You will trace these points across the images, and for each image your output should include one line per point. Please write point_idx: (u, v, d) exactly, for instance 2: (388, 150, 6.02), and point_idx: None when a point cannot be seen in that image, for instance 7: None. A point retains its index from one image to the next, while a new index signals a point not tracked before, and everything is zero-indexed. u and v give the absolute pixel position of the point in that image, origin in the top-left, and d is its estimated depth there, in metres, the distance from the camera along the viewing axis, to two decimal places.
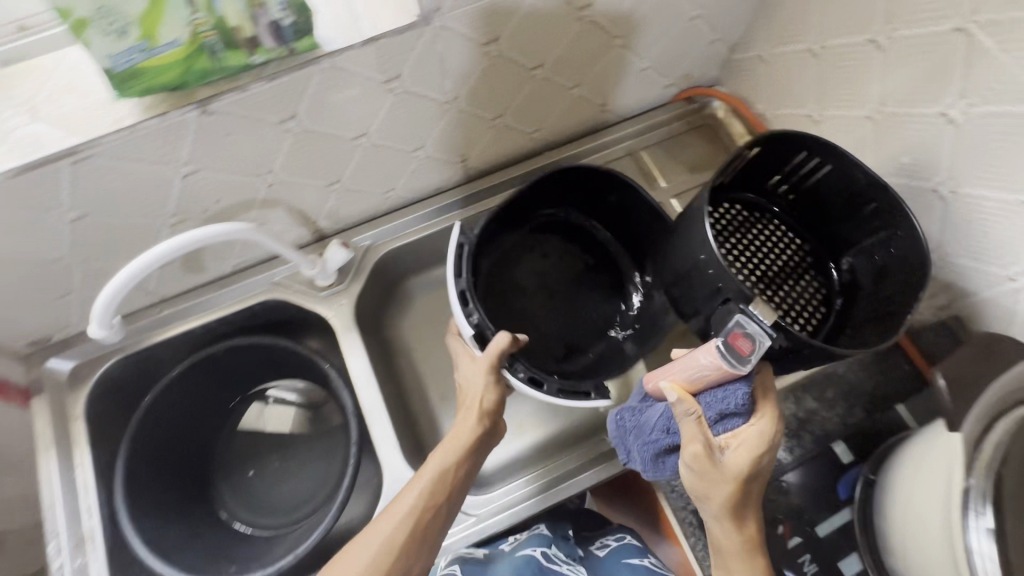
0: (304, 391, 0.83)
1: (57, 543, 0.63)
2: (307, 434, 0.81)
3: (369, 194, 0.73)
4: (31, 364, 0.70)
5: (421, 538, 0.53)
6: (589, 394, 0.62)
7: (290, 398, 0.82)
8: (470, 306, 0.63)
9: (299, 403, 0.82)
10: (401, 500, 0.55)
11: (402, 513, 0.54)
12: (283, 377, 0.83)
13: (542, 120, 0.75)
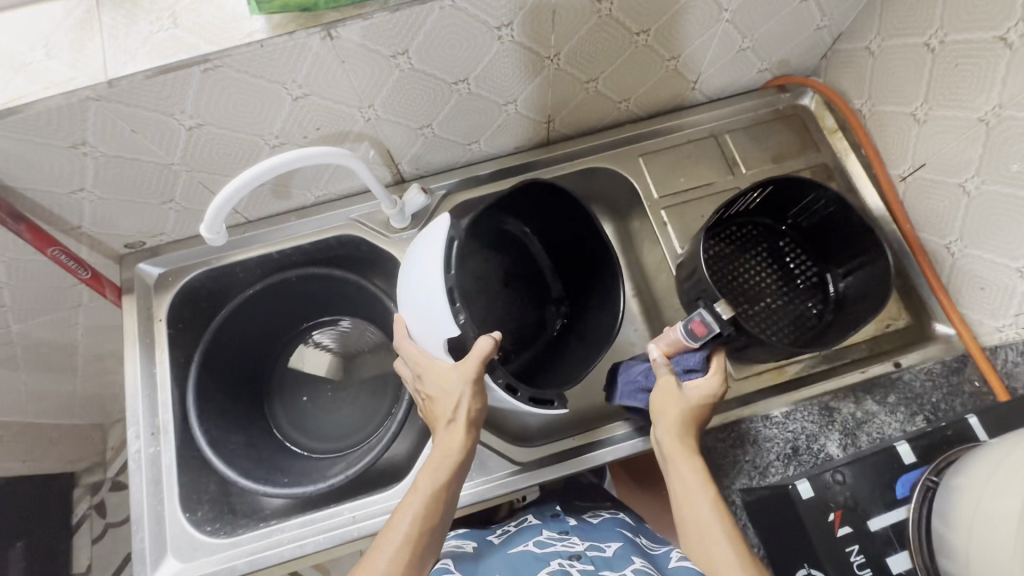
0: (347, 337, 0.87)
1: (136, 430, 0.68)
2: (342, 378, 0.85)
3: (453, 143, 0.74)
4: (124, 265, 0.74)
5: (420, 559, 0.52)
6: (552, 403, 0.61)
7: (328, 343, 0.87)
8: (458, 306, 0.56)
9: (335, 349, 0.87)
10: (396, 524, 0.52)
11: (400, 539, 0.51)
12: (332, 317, 0.87)
13: (633, 90, 0.75)
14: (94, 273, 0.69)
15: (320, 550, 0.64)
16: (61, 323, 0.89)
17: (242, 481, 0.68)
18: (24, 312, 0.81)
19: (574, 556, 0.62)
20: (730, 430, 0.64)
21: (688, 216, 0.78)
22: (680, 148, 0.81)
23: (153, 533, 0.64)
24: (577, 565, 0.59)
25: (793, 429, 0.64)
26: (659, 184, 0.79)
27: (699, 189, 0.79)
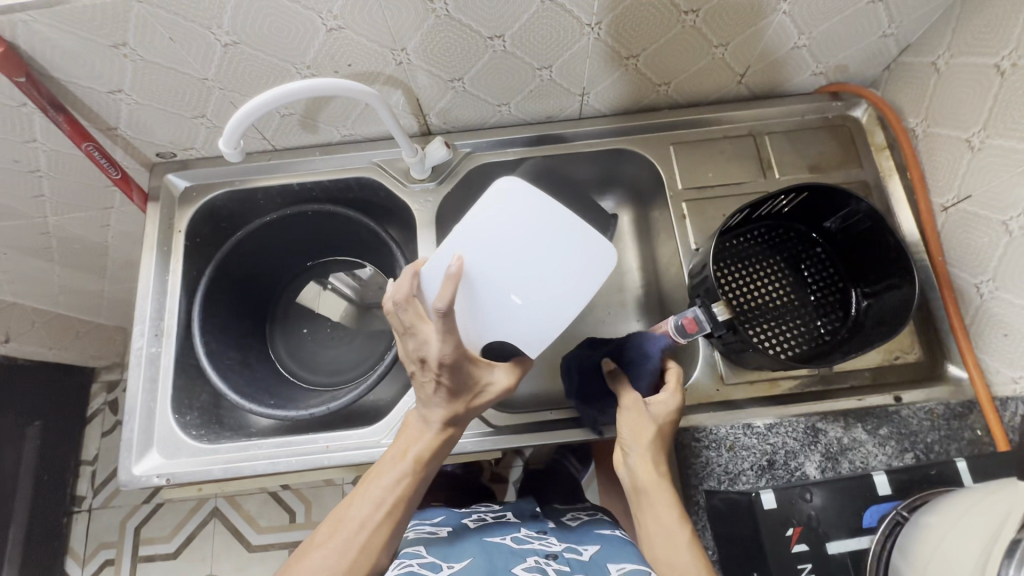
0: (364, 287, 0.89)
1: (141, 328, 0.72)
2: (349, 326, 0.87)
3: (483, 103, 0.73)
4: (154, 173, 0.77)
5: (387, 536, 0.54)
6: None
7: (345, 292, 0.89)
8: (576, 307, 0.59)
9: (351, 299, 0.89)
10: (365, 498, 0.55)
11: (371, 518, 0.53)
12: (353, 267, 0.89)
13: (675, 74, 0.72)
14: (124, 174, 0.72)
15: (290, 471, 0.66)
16: (93, 223, 0.93)
17: (230, 394, 0.71)
18: (61, 205, 0.86)
19: (549, 555, 0.65)
20: (708, 433, 0.63)
21: (709, 212, 0.75)
22: (715, 142, 0.78)
23: (141, 427, 0.68)
24: (553, 565, 0.62)
25: (773, 442, 0.63)
26: (686, 176, 0.77)
27: (727, 187, 0.76)
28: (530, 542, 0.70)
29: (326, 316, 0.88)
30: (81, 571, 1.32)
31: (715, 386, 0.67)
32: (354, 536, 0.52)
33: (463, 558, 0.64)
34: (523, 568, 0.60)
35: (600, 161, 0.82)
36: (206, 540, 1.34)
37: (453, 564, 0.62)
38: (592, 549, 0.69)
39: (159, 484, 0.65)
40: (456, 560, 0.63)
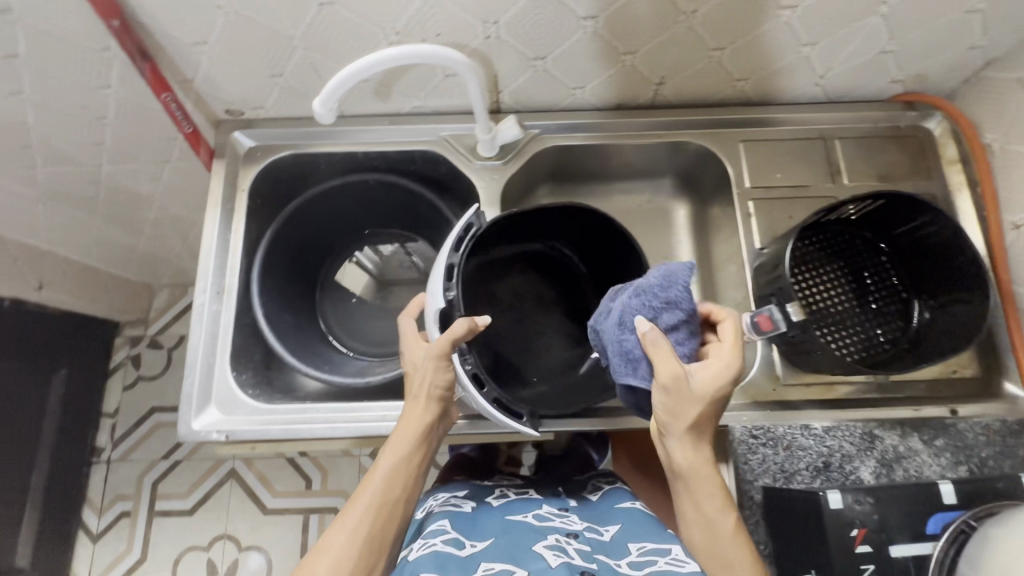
0: (385, 261, 0.89)
1: (203, 285, 0.72)
2: (370, 299, 0.88)
3: (559, 84, 0.73)
4: (219, 130, 0.76)
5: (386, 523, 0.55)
6: (520, 417, 0.63)
7: (365, 265, 0.88)
8: (451, 282, 0.65)
9: (372, 272, 0.88)
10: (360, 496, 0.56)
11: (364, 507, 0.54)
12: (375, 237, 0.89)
13: (756, 71, 0.71)
14: (196, 129, 0.72)
15: (349, 437, 0.67)
16: (145, 175, 0.92)
17: (288, 358, 0.73)
18: (119, 154, 0.85)
19: (570, 534, 0.61)
20: (767, 432, 0.65)
21: (776, 213, 0.75)
22: (786, 142, 0.77)
23: (201, 382, 0.68)
24: (573, 544, 0.58)
25: (830, 445, 0.64)
26: (754, 174, 0.76)
27: (795, 188, 0.76)
28: (552, 520, 0.64)
29: (348, 289, 0.87)
30: (97, 521, 1.33)
31: (772, 386, 0.67)
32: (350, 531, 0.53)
33: (485, 536, 0.60)
34: (542, 545, 0.56)
35: (665, 152, 0.81)
36: (222, 499, 1.34)
37: (475, 542, 0.58)
38: (613, 529, 0.65)
39: (219, 440, 0.65)
40: (478, 538, 0.59)
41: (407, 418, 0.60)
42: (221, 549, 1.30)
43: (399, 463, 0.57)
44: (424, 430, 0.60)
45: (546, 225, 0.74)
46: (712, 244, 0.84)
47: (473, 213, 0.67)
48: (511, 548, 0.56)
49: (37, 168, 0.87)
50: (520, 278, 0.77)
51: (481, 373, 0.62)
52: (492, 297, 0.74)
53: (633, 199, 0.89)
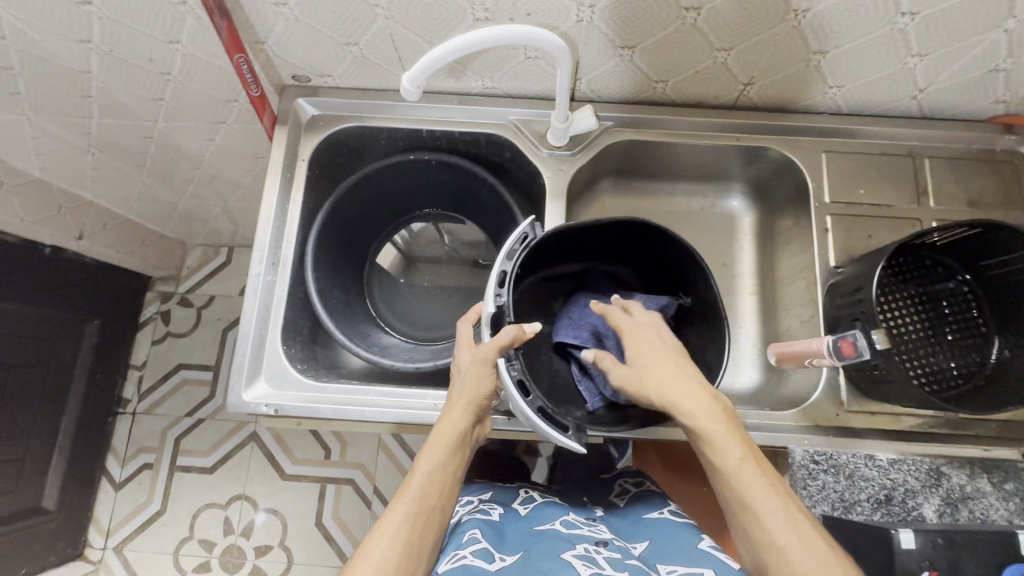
0: (414, 237, 0.89)
1: (259, 255, 0.70)
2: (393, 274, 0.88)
3: (641, 77, 0.69)
4: (284, 96, 0.74)
5: (424, 532, 0.54)
6: (566, 430, 0.60)
7: (396, 240, 0.89)
8: (502, 288, 0.62)
9: (399, 247, 0.89)
10: (397, 503, 0.54)
11: (401, 516, 0.53)
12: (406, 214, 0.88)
13: (853, 79, 0.67)
14: (263, 93, 0.69)
15: (398, 422, 0.66)
16: (197, 134, 0.90)
17: (338, 334, 0.70)
18: (175, 111, 0.83)
19: (600, 543, 0.58)
20: (830, 459, 0.65)
21: (855, 231, 0.71)
22: (870, 157, 0.73)
23: (252, 353, 0.68)
24: (603, 553, 0.56)
25: (894, 478, 0.65)
26: (834, 188, 0.73)
27: (877, 207, 0.72)
28: (579, 529, 0.62)
29: (378, 265, 0.88)
30: (120, 470, 1.32)
31: (834, 411, 0.65)
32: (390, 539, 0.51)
33: (515, 548, 0.58)
34: (572, 557, 0.54)
35: (740, 156, 0.78)
36: (242, 461, 1.31)
37: (505, 554, 0.56)
38: (642, 544, 0.62)
39: (267, 414, 0.65)
40: (508, 550, 0.57)
41: (443, 423, 0.58)
42: (239, 510, 1.28)
43: (435, 469, 0.56)
44: (461, 435, 0.58)
45: (603, 238, 0.70)
46: (779, 256, 0.81)
47: (527, 223, 0.64)
48: (541, 560, 0.54)
49: (91, 119, 0.86)
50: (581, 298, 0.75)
51: (528, 380, 0.60)
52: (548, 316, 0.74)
53: (695, 202, 0.85)
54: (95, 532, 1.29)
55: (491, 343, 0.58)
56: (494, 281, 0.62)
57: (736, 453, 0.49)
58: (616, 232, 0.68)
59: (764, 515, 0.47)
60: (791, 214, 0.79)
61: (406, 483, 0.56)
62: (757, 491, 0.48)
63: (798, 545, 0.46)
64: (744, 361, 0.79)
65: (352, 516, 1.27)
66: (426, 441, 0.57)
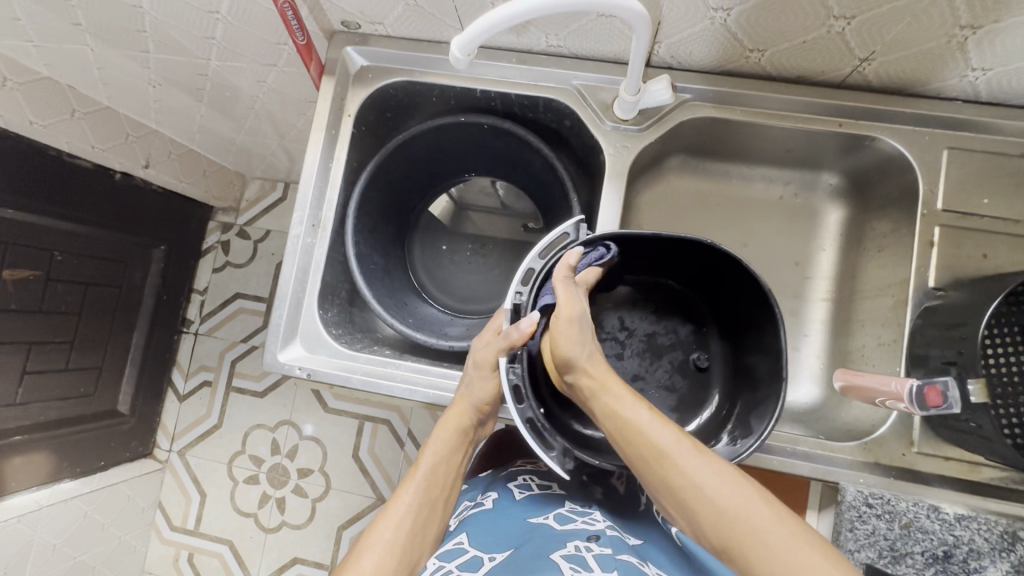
0: (467, 189, 0.86)
1: (299, 216, 0.69)
2: (445, 227, 0.87)
3: (733, 43, 0.58)
4: (332, 43, 0.69)
5: (424, 528, 0.55)
6: (550, 450, 0.56)
7: (449, 192, 0.86)
8: (525, 286, 0.60)
9: (452, 197, 0.87)
10: (399, 497, 0.56)
11: (404, 508, 0.54)
12: (459, 176, 0.84)
13: (1007, 61, 0.54)
14: (309, 41, 0.64)
15: (426, 402, 0.65)
16: (250, 74, 0.86)
17: (374, 304, 0.69)
18: (229, 51, 0.80)
19: (591, 539, 0.56)
20: (886, 505, 0.60)
21: (967, 247, 0.60)
22: (1007, 159, 0.60)
23: (289, 315, 0.68)
24: (594, 550, 0.53)
25: (958, 535, 0.58)
26: (951, 194, 0.61)
27: (1002, 221, 0.60)
28: (574, 522, 0.60)
29: (428, 221, 0.86)
30: (183, 383, 1.43)
31: (901, 451, 0.58)
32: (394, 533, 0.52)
33: (504, 546, 0.55)
34: (560, 558, 0.51)
35: (838, 143, 0.66)
36: (290, 390, 1.39)
37: (495, 554, 0.54)
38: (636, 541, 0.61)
39: (301, 377, 0.66)
40: (497, 550, 0.55)
41: (446, 420, 0.60)
42: (285, 433, 1.37)
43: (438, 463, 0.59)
44: (463, 433, 0.61)
45: (662, 250, 0.62)
46: (866, 264, 0.70)
47: (571, 224, 0.60)
48: (530, 559, 0.51)
49: (149, 53, 0.84)
50: (632, 311, 0.70)
51: (524, 388, 0.57)
52: (590, 323, 0.69)
53: (775, 190, 0.75)
54: (163, 436, 1.42)
55: (490, 346, 0.59)
56: (518, 278, 0.59)
57: (644, 415, 0.49)
58: (676, 246, 0.61)
59: (682, 463, 0.46)
60: (889, 218, 0.68)
61: (409, 477, 0.58)
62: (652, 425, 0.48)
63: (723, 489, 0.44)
64: (804, 374, 0.72)
65: (385, 454, 1.33)
66: (431, 435, 0.61)
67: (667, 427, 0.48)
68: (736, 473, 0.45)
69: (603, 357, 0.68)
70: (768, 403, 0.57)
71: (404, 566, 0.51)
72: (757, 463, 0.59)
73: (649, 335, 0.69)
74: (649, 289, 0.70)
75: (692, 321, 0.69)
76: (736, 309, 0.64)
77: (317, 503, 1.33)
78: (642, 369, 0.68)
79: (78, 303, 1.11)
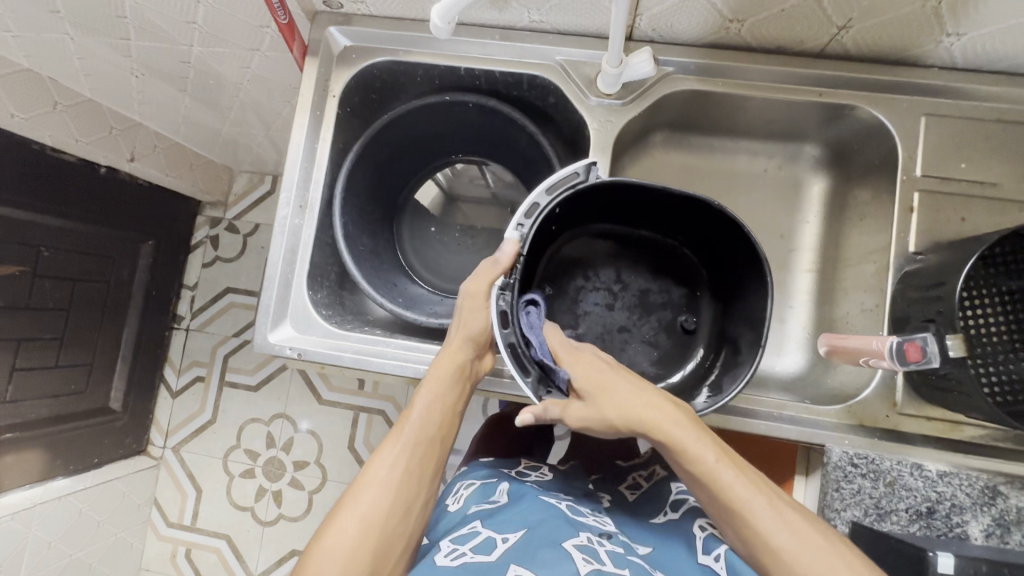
0: (457, 177, 0.87)
1: (287, 196, 0.69)
2: (435, 217, 0.87)
3: (713, 14, 0.59)
4: (315, 24, 0.69)
5: (420, 465, 0.54)
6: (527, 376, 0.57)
7: (437, 177, 0.86)
8: (530, 218, 0.59)
9: (442, 185, 0.87)
10: (394, 438, 0.55)
11: (397, 448, 0.54)
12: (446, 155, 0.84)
13: (979, 26, 0.55)
14: (291, 20, 0.64)
15: (416, 377, 0.65)
16: (232, 60, 0.86)
17: (363, 283, 0.69)
18: (211, 36, 0.79)
19: (604, 535, 0.57)
20: (871, 464, 0.60)
21: (946, 211, 0.61)
22: (983, 124, 0.61)
23: (278, 296, 0.68)
24: (606, 546, 0.54)
25: (941, 491, 0.59)
26: (929, 160, 0.62)
27: (979, 185, 0.61)
28: (584, 517, 0.61)
29: (416, 204, 0.86)
30: (176, 379, 1.42)
31: (885, 412, 0.59)
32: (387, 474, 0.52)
33: (516, 525, 0.57)
34: (573, 547, 0.52)
35: (819, 113, 0.67)
36: (283, 383, 1.39)
37: (508, 535, 0.55)
38: (645, 549, 0.58)
39: (291, 357, 0.66)
40: (510, 530, 0.56)
41: (440, 361, 0.59)
42: (280, 426, 1.37)
43: (432, 401, 0.57)
44: (459, 370, 0.59)
45: (662, 206, 0.63)
46: (849, 233, 0.71)
47: (584, 164, 0.59)
48: (542, 546, 0.53)
49: (129, 41, 0.84)
50: (629, 263, 0.71)
51: (510, 314, 0.57)
52: (587, 270, 0.70)
53: (759, 163, 0.76)
54: (156, 432, 1.41)
55: (481, 276, 0.60)
56: (521, 210, 0.58)
57: (711, 454, 0.48)
58: (675, 203, 0.61)
59: (751, 514, 0.46)
60: (870, 186, 0.69)
61: (404, 418, 0.57)
62: (727, 479, 0.47)
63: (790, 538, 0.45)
64: (790, 344, 0.73)
65: (381, 444, 1.33)
66: (425, 376, 0.59)
67: (736, 473, 0.48)
68: (806, 524, 0.46)
69: (593, 304, 0.70)
70: (744, 366, 0.59)
71: (399, 503, 0.52)
72: (743, 426, 0.60)
73: (642, 292, 0.70)
74: (645, 247, 0.71)
75: (687, 285, 0.70)
76: (728, 269, 0.65)
77: (314, 495, 1.33)
78: (629, 322, 0.70)
79: (67, 299, 1.10)
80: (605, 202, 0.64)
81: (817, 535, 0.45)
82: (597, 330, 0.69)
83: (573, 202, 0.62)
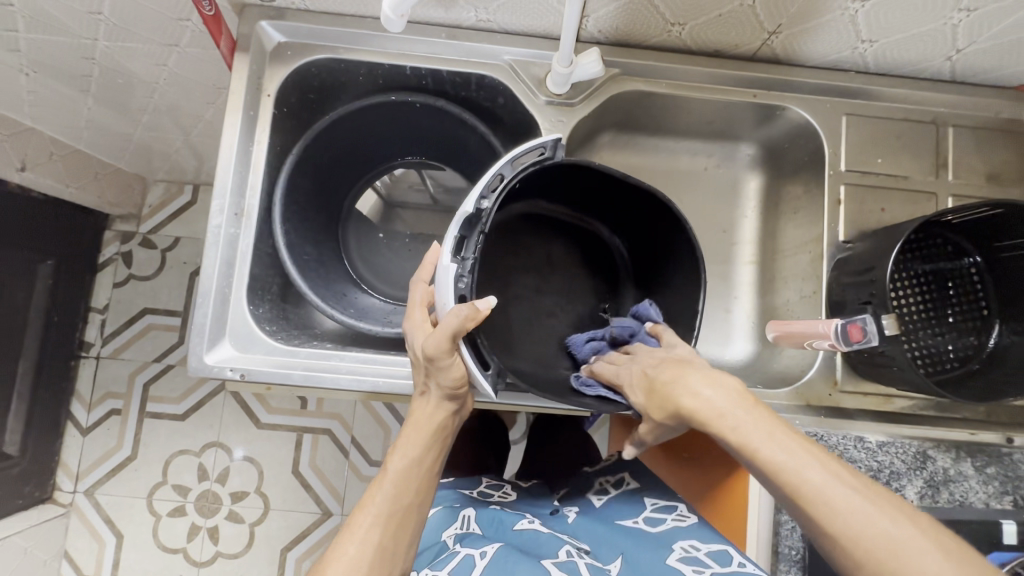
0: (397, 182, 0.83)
1: (220, 204, 0.63)
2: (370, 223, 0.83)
3: (656, 16, 0.61)
4: (244, 17, 0.64)
5: (396, 534, 0.51)
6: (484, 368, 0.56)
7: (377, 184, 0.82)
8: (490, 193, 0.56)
9: (380, 192, 0.83)
10: (367, 507, 0.52)
11: (369, 519, 0.51)
12: (389, 159, 0.81)
13: (888, 35, 0.60)
14: (217, 13, 0.58)
15: (376, 392, 0.62)
16: (145, 56, 0.78)
17: (312, 295, 0.65)
18: (119, 29, 0.71)
19: (582, 550, 0.61)
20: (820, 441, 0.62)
21: (868, 203, 0.67)
22: (891, 123, 0.68)
23: (214, 314, 0.62)
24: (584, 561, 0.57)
25: (881, 461, 0.62)
26: (850, 156, 0.67)
27: (894, 178, 0.67)
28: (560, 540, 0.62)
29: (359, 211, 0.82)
30: (86, 415, 1.27)
31: (828, 391, 0.64)
32: (360, 549, 0.49)
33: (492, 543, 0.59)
34: (552, 566, 0.54)
35: (753, 114, 0.71)
36: (216, 409, 1.28)
37: (484, 550, 0.57)
38: (615, 562, 0.59)
39: (232, 379, 0.60)
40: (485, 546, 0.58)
41: (418, 416, 0.56)
42: (213, 456, 1.26)
43: (408, 465, 0.54)
44: (438, 425, 0.56)
45: (606, 191, 0.64)
46: (784, 226, 0.76)
47: (551, 139, 0.58)
48: (520, 562, 0.54)
49: (16, 33, 0.73)
50: (561, 248, 0.70)
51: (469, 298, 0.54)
52: (521, 250, 0.68)
53: (699, 162, 0.80)
54: (64, 476, 1.25)
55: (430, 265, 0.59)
56: (484, 183, 0.55)
57: (761, 436, 0.43)
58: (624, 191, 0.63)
59: (813, 494, 0.40)
60: (800, 182, 0.74)
61: (379, 482, 0.54)
62: (780, 457, 0.42)
63: (860, 516, 0.39)
64: (737, 333, 0.77)
65: (329, 465, 1.25)
66: (400, 435, 0.56)
67: (793, 451, 0.42)
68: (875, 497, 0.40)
69: (525, 287, 0.68)
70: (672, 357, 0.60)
71: None
72: None
73: (572, 278, 0.71)
74: (575, 232, 0.72)
75: (611, 274, 0.73)
76: (659, 258, 0.67)
77: (255, 527, 1.24)
78: (559, 307, 0.69)
79: None
80: (552, 183, 0.63)
81: (889, 517, 0.39)
82: (529, 313, 0.67)
83: (530, 179, 0.60)
